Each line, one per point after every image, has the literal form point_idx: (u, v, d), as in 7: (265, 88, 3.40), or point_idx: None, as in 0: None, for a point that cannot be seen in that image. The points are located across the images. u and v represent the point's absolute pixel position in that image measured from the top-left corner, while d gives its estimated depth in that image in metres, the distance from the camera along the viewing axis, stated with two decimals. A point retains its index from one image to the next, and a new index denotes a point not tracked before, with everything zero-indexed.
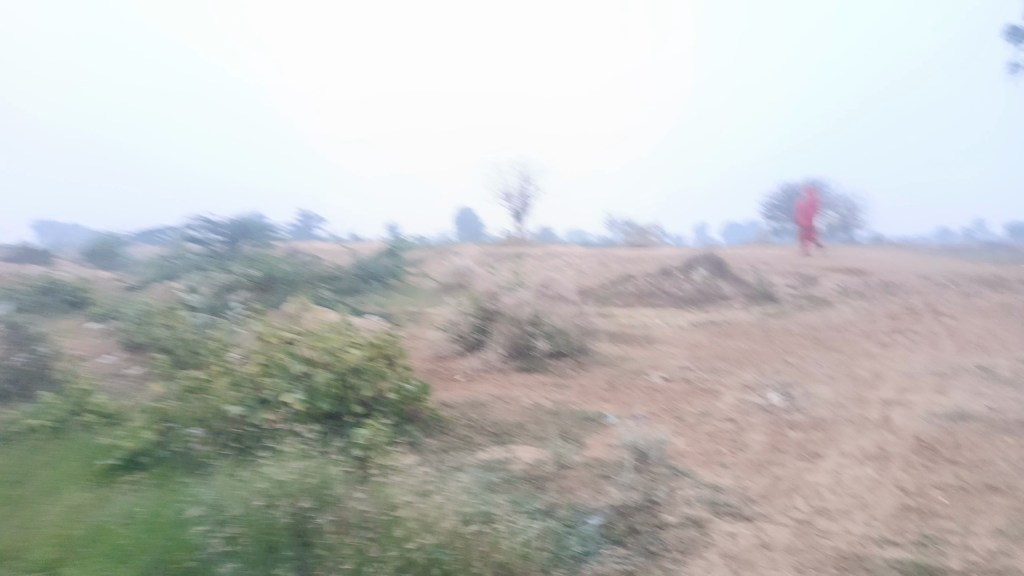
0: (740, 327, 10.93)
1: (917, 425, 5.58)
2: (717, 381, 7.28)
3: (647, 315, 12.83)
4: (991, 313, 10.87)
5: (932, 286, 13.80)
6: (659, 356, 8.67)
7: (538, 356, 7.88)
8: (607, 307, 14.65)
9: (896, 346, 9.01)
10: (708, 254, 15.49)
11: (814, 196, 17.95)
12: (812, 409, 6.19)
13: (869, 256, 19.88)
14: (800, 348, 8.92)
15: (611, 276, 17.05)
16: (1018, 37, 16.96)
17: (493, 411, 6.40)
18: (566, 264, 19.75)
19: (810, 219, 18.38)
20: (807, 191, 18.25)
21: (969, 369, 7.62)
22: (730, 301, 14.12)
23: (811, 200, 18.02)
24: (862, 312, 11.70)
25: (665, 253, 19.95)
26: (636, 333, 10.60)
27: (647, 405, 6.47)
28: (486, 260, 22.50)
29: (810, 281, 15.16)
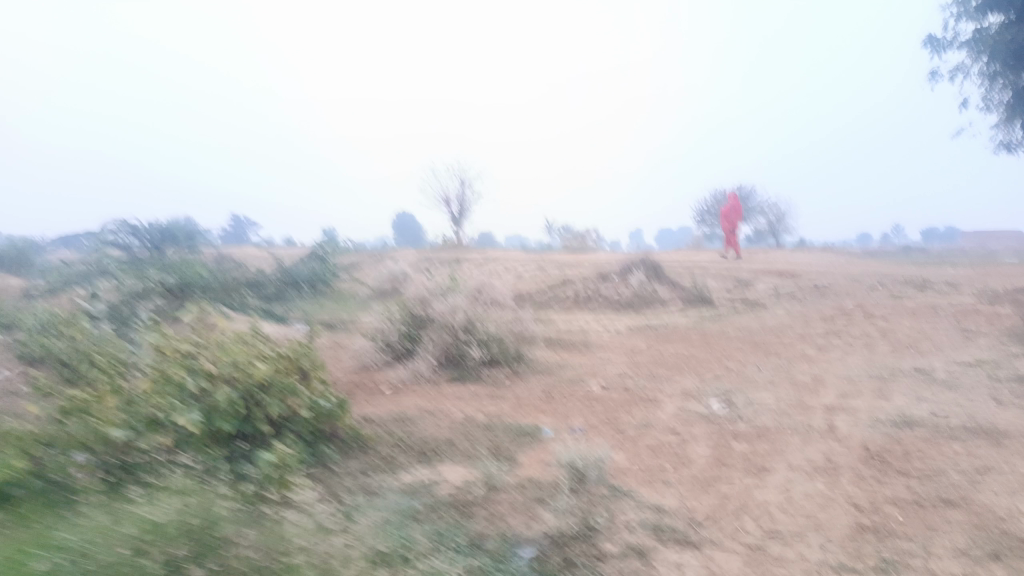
0: (678, 331, 10.71)
1: (864, 433, 5.35)
2: (658, 388, 6.96)
3: (585, 320, 12.53)
4: (921, 313, 10.98)
5: (863, 288, 13.94)
6: (598, 363, 8.31)
7: (471, 365, 7.42)
8: (545, 313, 14.31)
9: (834, 349, 8.90)
10: (645, 258, 15.34)
11: (737, 201, 18.00)
12: (756, 417, 5.92)
13: (801, 259, 20.15)
14: (740, 352, 8.72)
15: (549, 280, 16.76)
16: (937, 44, 17.44)
17: (421, 427, 5.90)
18: (504, 268, 19.39)
19: (734, 224, 18.46)
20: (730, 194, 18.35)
21: (907, 371, 7.52)
22: (668, 305, 13.97)
23: (734, 205, 18.08)
24: (798, 315, 11.65)
25: (602, 257, 19.79)
26: (573, 338, 10.25)
27: (585, 416, 6.08)
28: (422, 265, 21.96)
29: (745, 284, 15.15)
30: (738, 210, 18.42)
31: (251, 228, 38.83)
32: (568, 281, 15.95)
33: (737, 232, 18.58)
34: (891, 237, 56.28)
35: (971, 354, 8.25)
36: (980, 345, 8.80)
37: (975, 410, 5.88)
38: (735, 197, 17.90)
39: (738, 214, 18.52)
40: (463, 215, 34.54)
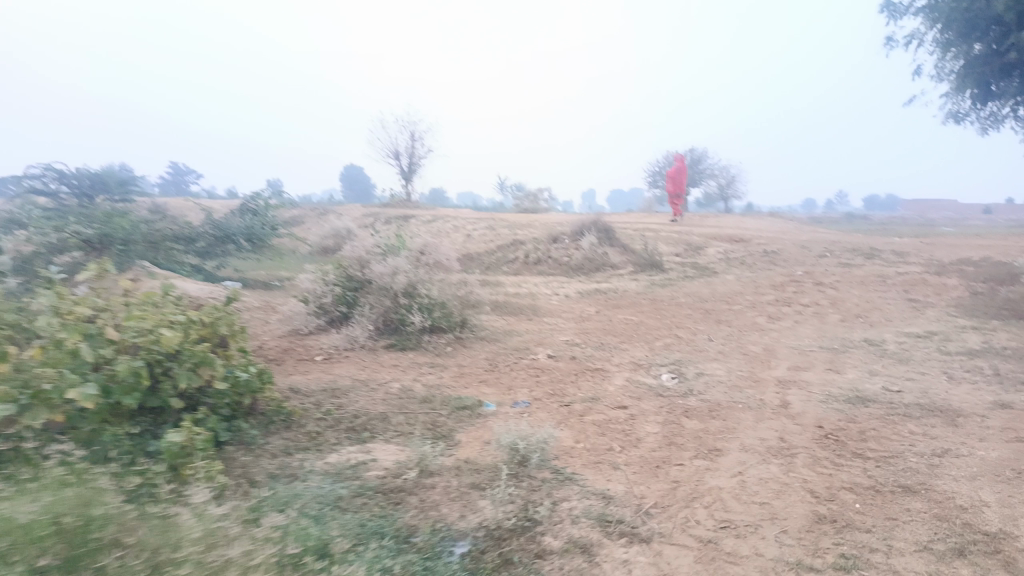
0: (629, 296, 10.44)
1: (818, 410, 5.14)
2: (607, 358, 6.65)
3: (534, 283, 12.17)
4: (870, 282, 10.95)
5: (812, 256, 13.92)
6: (545, 330, 7.97)
7: (411, 331, 6.98)
8: (494, 275, 13.90)
9: (785, 319, 8.75)
10: (598, 220, 15.01)
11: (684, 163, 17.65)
12: (707, 392, 5.66)
13: (751, 225, 20.16)
14: (691, 320, 8.49)
15: (499, 241, 16.33)
16: (894, 11, 17.33)
17: (353, 400, 5.47)
18: (453, 227, 18.85)
19: (680, 186, 18.15)
20: (676, 156, 18.03)
21: (858, 342, 7.39)
22: (619, 269, 13.71)
23: (680, 167, 17.75)
24: (749, 282, 11.52)
25: (554, 219, 19.41)
26: (521, 303, 9.88)
27: (531, 388, 5.73)
28: (368, 222, 21.24)
29: (697, 250, 14.99)
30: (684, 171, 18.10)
31: (192, 179, 37.22)
32: (518, 242, 15.54)
33: (682, 194, 18.31)
34: (835, 204, 57.40)
35: (920, 326, 8.20)
36: (928, 316, 8.77)
37: (928, 387, 5.75)
38: (681, 159, 17.53)
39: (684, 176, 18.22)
40: (413, 171, 33.65)
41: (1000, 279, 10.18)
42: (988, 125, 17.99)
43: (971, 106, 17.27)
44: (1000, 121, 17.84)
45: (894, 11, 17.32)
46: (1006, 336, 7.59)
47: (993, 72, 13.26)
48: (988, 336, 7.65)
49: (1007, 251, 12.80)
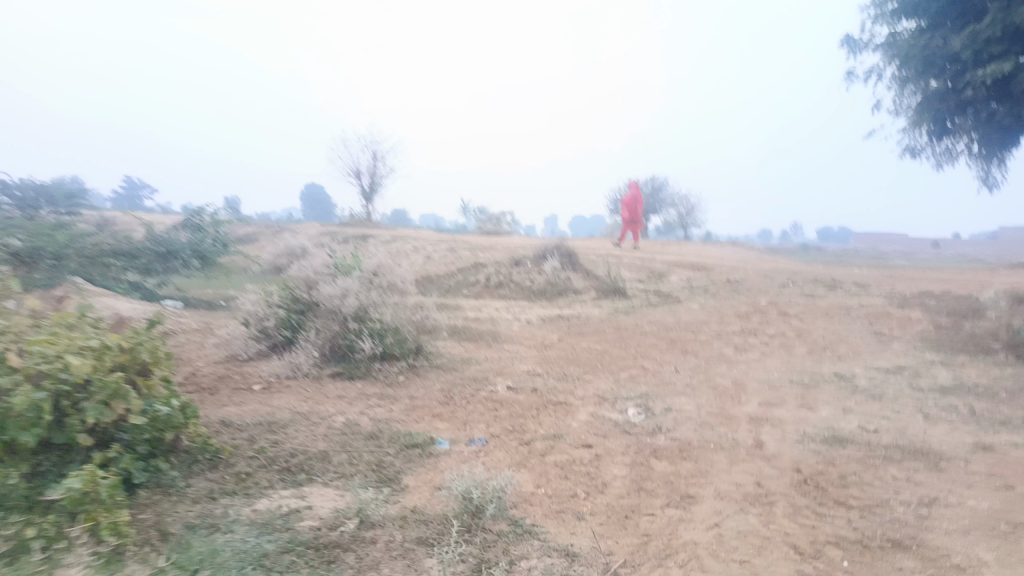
0: (592, 323, 10.10)
1: (795, 452, 4.81)
2: (570, 391, 6.26)
3: (494, 307, 11.76)
4: (834, 314, 10.80)
5: (775, 285, 13.81)
6: (505, 359, 7.55)
7: (361, 359, 6.49)
8: (453, 298, 13.46)
9: (752, 350, 8.48)
10: (560, 244, 14.71)
11: (639, 190, 17.34)
12: (676, 429, 5.30)
13: (712, 253, 20.11)
14: (657, 350, 8.16)
15: (459, 263, 15.93)
16: (853, 46, 17.59)
17: (292, 436, 4.97)
18: (413, 248, 18.40)
19: (635, 213, 17.81)
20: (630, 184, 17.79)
21: (829, 376, 7.14)
22: (582, 295, 13.39)
23: (635, 194, 17.41)
24: (713, 311, 11.28)
25: (516, 242, 19.06)
26: (480, 328, 9.44)
27: (488, 424, 5.30)
28: (326, 241, 20.66)
29: (659, 277, 14.77)
30: (639, 198, 17.79)
31: (147, 193, 36.18)
32: (479, 265, 15.14)
33: (637, 221, 17.97)
34: (789, 234, 58.53)
35: (888, 361, 8.01)
36: (895, 350, 8.59)
37: (905, 426, 5.48)
38: (636, 186, 17.21)
39: (639, 202, 17.87)
40: (374, 190, 33.08)
41: (963, 313, 10.11)
42: (943, 160, 18.29)
43: (927, 141, 17.54)
44: (953, 158, 18.17)
45: (853, 46, 17.57)
46: (975, 372, 7.42)
47: (949, 110, 13.19)
48: (957, 371, 7.47)
49: (965, 285, 12.84)
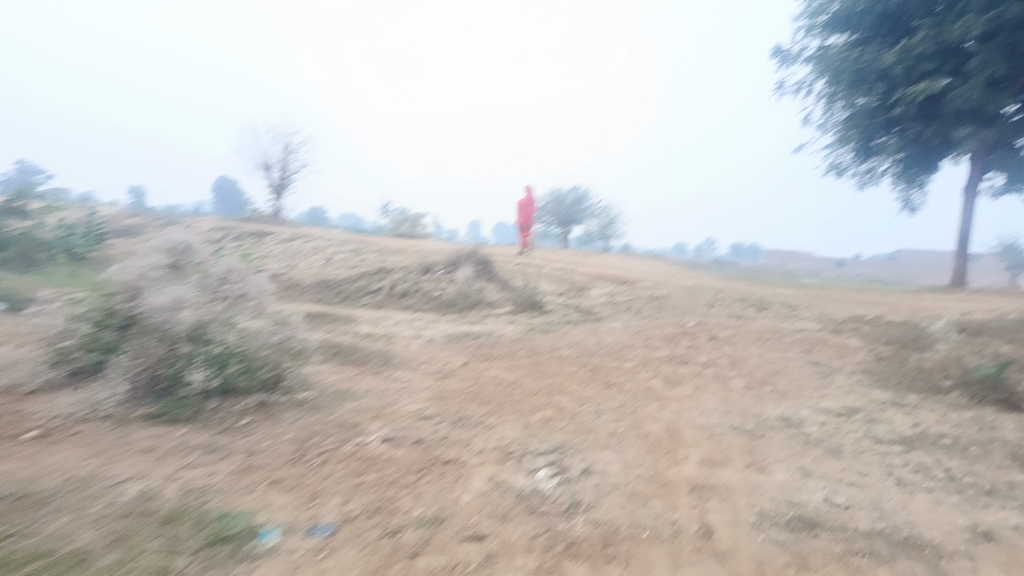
0: (503, 344, 8.76)
1: (755, 546, 3.59)
2: (466, 441, 4.88)
3: (394, 321, 10.26)
4: (767, 338, 9.90)
5: (701, 303, 12.94)
6: (391, 393, 6.10)
7: (189, 396, 5.02)
8: (350, 308, 11.91)
9: (684, 383, 7.32)
10: (475, 251, 13.33)
11: (534, 196, 15.77)
12: (599, 505, 4.02)
13: (634, 265, 19.21)
14: (576, 381, 6.90)
15: (364, 268, 14.37)
16: (782, 56, 17.08)
17: (43, 523, 3.37)
18: (315, 249, 16.70)
19: (530, 219, 16.31)
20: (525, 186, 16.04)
21: (775, 421, 6.04)
22: (496, 308, 12.06)
23: (529, 199, 15.84)
24: (638, 332, 10.16)
25: (429, 247, 17.59)
26: (368, 349, 7.92)
27: (346, 498, 3.87)
28: (219, 239, 18.68)
29: (581, 290, 13.64)
30: (533, 202, 16.32)
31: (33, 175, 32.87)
32: (384, 271, 13.60)
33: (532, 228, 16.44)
34: (704, 249, 59.39)
35: (835, 400, 7.01)
36: (839, 386, 7.64)
37: (879, 499, 4.37)
38: (531, 191, 15.69)
39: (535, 207, 16.38)
40: (284, 184, 30.91)
41: (903, 343, 9.36)
42: (865, 181, 18.02)
43: (852, 159, 17.23)
44: (875, 180, 17.97)
45: (781, 56, 17.02)
46: (934, 418, 6.51)
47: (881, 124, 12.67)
48: (915, 416, 6.53)
49: (896, 310, 12.27)
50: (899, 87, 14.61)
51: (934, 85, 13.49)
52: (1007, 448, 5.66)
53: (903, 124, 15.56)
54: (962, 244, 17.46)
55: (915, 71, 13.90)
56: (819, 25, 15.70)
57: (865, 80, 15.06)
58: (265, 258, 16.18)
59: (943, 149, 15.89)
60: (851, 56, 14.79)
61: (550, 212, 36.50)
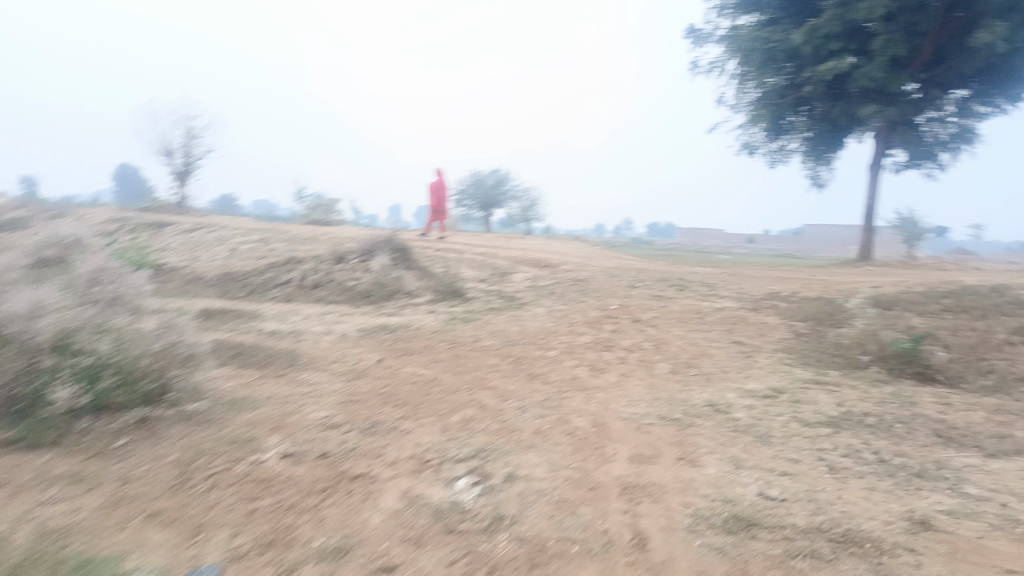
0: (421, 335, 8.28)
1: (692, 556, 3.32)
2: (377, 451, 4.44)
3: (303, 316, 9.61)
4: (689, 318, 9.81)
5: (623, 284, 12.81)
6: (295, 399, 5.56)
7: (54, 417, 4.49)
8: (256, 303, 11.16)
9: (609, 371, 7.05)
10: (391, 238, 12.75)
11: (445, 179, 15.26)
12: (524, 517, 3.67)
13: (555, 248, 19.03)
14: (498, 373, 6.53)
15: (272, 258, 13.58)
16: (695, 35, 17.10)
17: None
18: (220, 239, 15.70)
19: (442, 203, 15.79)
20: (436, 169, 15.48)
21: (703, 408, 5.84)
22: (415, 297, 11.55)
23: (440, 183, 15.33)
24: (561, 317, 9.88)
25: (344, 234, 16.83)
26: (272, 350, 7.29)
27: (236, 531, 3.40)
28: (113, 231, 17.36)
29: (502, 275, 13.30)
30: (444, 186, 15.82)
31: None
32: (294, 262, 12.87)
33: (445, 212, 15.92)
34: (623, 230, 60.28)
35: (761, 382, 6.90)
36: (763, 366, 7.57)
37: (813, 489, 4.20)
38: (442, 174, 15.17)
39: (446, 191, 15.89)
40: (188, 172, 29.16)
41: (821, 319, 9.44)
42: (776, 159, 18.35)
43: (764, 139, 17.49)
44: (785, 158, 18.33)
45: (694, 35, 17.04)
46: (856, 396, 6.49)
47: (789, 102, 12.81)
48: (838, 395, 6.49)
49: (811, 285, 12.49)
50: (808, 66, 14.86)
51: (841, 64, 13.80)
52: (929, 425, 5.66)
53: (812, 103, 15.88)
54: (867, 219, 18.09)
55: (823, 50, 14.20)
56: (730, 5, 15.78)
57: (775, 60, 15.35)
58: (163, 252, 15.07)
59: (849, 128, 16.31)
60: (761, 36, 15.02)
61: (470, 195, 35.96)
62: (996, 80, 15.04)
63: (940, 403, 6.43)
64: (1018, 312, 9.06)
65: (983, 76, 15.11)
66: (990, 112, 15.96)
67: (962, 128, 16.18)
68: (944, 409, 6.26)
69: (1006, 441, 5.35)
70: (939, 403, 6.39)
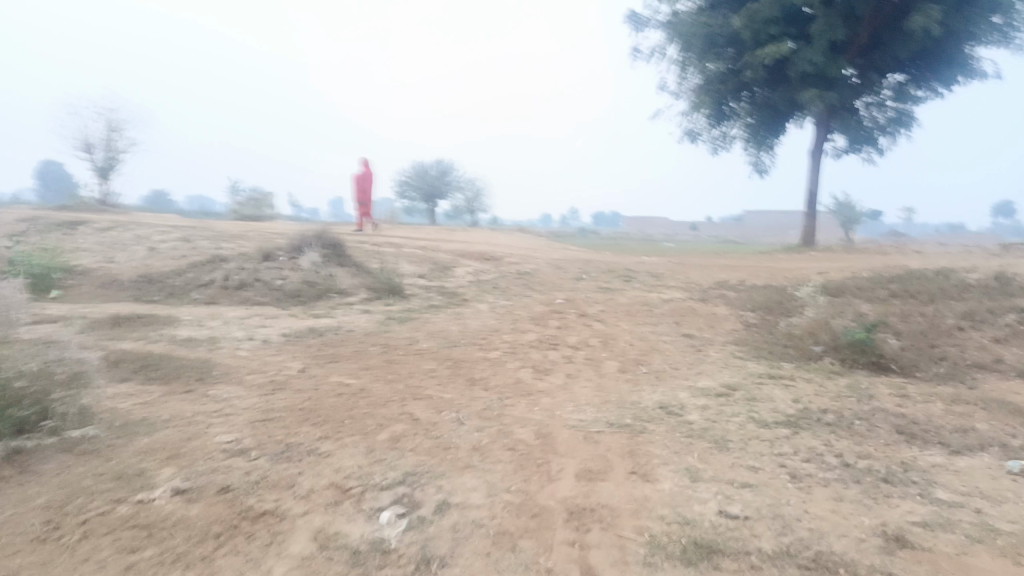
0: (353, 339, 7.67)
1: None
2: (290, 482, 3.86)
3: (225, 320, 8.87)
4: (636, 311, 9.46)
5: (569, 277, 12.43)
6: (201, 421, 4.92)
7: None
8: (177, 307, 10.36)
9: (555, 372, 6.59)
10: (323, 234, 12.03)
11: (369, 169, 14.59)
12: (457, 557, 3.18)
13: (500, 240, 18.56)
14: (433, 380, 5.99)
15: (197, 257, 12.72)
16: (634, 21, 16.79)
17: None
18: (141, 238, 14.70)
19: (368, 194, 15.09)
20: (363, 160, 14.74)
21: (655, 411, 5.43)
22: (350, 296, 10.90)
23: (365, 173, 14.65)
24: (504, 313, 9.39)
25: (276, 230, 15.96)
26: (183, 362, 6.59)
27: None
28: (25, 232, 16.14)
29: (444, 270, 12.75)
30: (370, 177, 15.15)
31: None
32: (219, 261, 12.05)
33: (371, 204, 15.22)
34: (569, 220, 60.31)
35: (713, 378, 6.54)
36: (714, 361, 7.23)
37: (777, 502, 3.82)
38: (366, 164, 14.50)
39: (373, 182, 15.21)
40: (111, 166, 27.59)
41: (770, 308, 9.20)
42: (719, 146, 18.20)
43: (705, 126, 17.29)
44: (727, 145, 18.19)
45: (633, 20, 16.73)
46: (812, 391, 6.19)
47: None
48: (794, 391, 6.18)
49: (757, 273, 12.32)
50: (748, 51, 14.65)
51: (781, 49, 13.61)
52: (890, 421, 5.38)
53: (752, 88, 15.73)
54: (809, 204, 18.12)
55: (763, 35, 14.00)
56: None
57: (715, 45, 15.13)
58: (77, 253, 13.99)
59: (789, 115, 16.21)
60: (701, 21, 14.78)
61: (413, 187, 35.15)
62: (930, 66, 15.15)
63: (897, 396, 6.19)
64: (963, 296, 8.98)
65: (918, 61, 15.19)
66: (925, 97, 16.08)
67: (897, 113, 16.25)
68: (901, 402, 6.01)
69: (968, 436, 5.10)
70: (896, 396, 6.14)
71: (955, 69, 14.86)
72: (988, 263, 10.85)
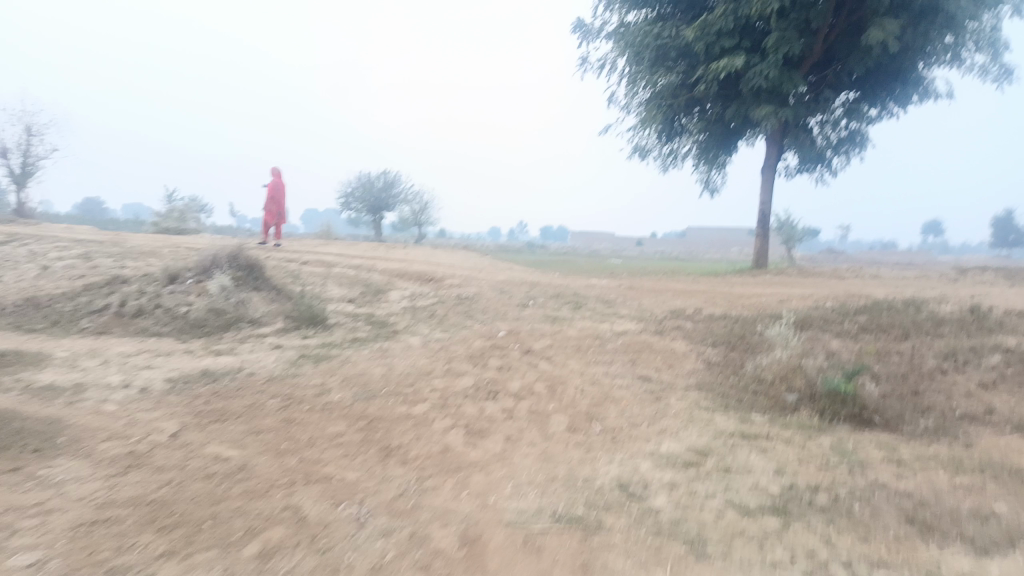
0: (252, 387, 6.37)
1: None
2: None
3: (105, 358, 7.46)
4: (588, 346, 8.41)
5: (514, 303, 11.35)
6: (4, 525, 3.62)
7: None
8: (57, 338, 8.88)
9: (491, 434, 5.45)
10: (236, 253, 10.65)
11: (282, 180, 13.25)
12: None
13: (443, 258, 17.40)
14: (338, 451, 4.78)
15: (95, 278, 11.17)
16: (583, 30, 15.95)
17: None
18: (36, 254, 12.99)
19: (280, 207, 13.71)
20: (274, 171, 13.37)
21: (612, 495, 4.34)
22: (262, 327, 9.57)
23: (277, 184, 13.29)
24: (437, 350, 8.20)
25: (193, 245, 14.44)
26: (24, 422, 5.22)
27: None
28: None
29: (375, 294, 11.51)
30: (284, 187, 13.80)
31: None
32: (117, 282, 10.55)
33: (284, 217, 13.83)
34: (518, 234, 59.64)
35: (679, 440, 5.51)
36: (678, 415, 6.21)
37: None
38: (279, 174, 13.16)
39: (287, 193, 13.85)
40: (28, 173, 25.39)
41: (735, 345, 8.27)
42: (669, 163, 17.48)
43: (655, 142, 16.54)
44: (678, 161, 17.47)
45: (582, 29, 15.89)
46: (797, 458, 5.21)
47: None
48: (775, 457, 5.18)
49: (715, 300, 11.47)
50: (701, 64, 13.94)
51: (735, 62, 12.91)
52: (894, 503, 4.41)
53: (704, 104, 15.04)
54: (762, 224, 17.51)
55: (715, 47, 13.28)
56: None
57: (666, 57, 14.37)
58: None
59: (741, 132, 15.57)
60: (651, 31, 14.03)
61: (357, 198, 33.67)
62: (885, 83, 14.65)
63: (892, 461, 5.25)
64: (939, 332, 8.20)
65: (872, 78, 14.70)
66: (879, 115, 15.59)
67: (851, 132, 15.74)
68: (899, 470, 5.08)
69: (991, 525, 4.16)
70: (893, 464, 5.20)
71: (909, 88, 14.44)
72: (956, 293, 10.18)
